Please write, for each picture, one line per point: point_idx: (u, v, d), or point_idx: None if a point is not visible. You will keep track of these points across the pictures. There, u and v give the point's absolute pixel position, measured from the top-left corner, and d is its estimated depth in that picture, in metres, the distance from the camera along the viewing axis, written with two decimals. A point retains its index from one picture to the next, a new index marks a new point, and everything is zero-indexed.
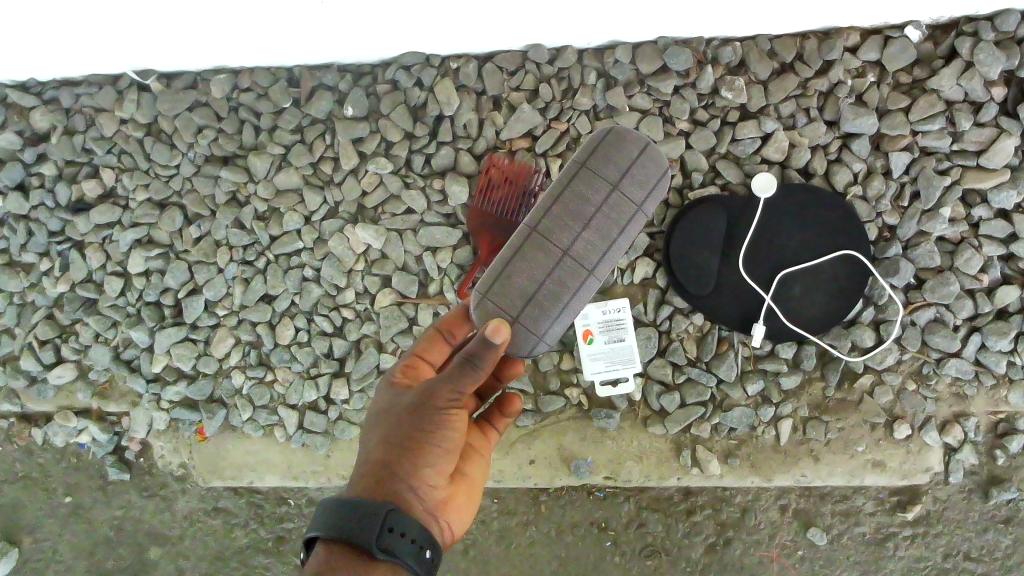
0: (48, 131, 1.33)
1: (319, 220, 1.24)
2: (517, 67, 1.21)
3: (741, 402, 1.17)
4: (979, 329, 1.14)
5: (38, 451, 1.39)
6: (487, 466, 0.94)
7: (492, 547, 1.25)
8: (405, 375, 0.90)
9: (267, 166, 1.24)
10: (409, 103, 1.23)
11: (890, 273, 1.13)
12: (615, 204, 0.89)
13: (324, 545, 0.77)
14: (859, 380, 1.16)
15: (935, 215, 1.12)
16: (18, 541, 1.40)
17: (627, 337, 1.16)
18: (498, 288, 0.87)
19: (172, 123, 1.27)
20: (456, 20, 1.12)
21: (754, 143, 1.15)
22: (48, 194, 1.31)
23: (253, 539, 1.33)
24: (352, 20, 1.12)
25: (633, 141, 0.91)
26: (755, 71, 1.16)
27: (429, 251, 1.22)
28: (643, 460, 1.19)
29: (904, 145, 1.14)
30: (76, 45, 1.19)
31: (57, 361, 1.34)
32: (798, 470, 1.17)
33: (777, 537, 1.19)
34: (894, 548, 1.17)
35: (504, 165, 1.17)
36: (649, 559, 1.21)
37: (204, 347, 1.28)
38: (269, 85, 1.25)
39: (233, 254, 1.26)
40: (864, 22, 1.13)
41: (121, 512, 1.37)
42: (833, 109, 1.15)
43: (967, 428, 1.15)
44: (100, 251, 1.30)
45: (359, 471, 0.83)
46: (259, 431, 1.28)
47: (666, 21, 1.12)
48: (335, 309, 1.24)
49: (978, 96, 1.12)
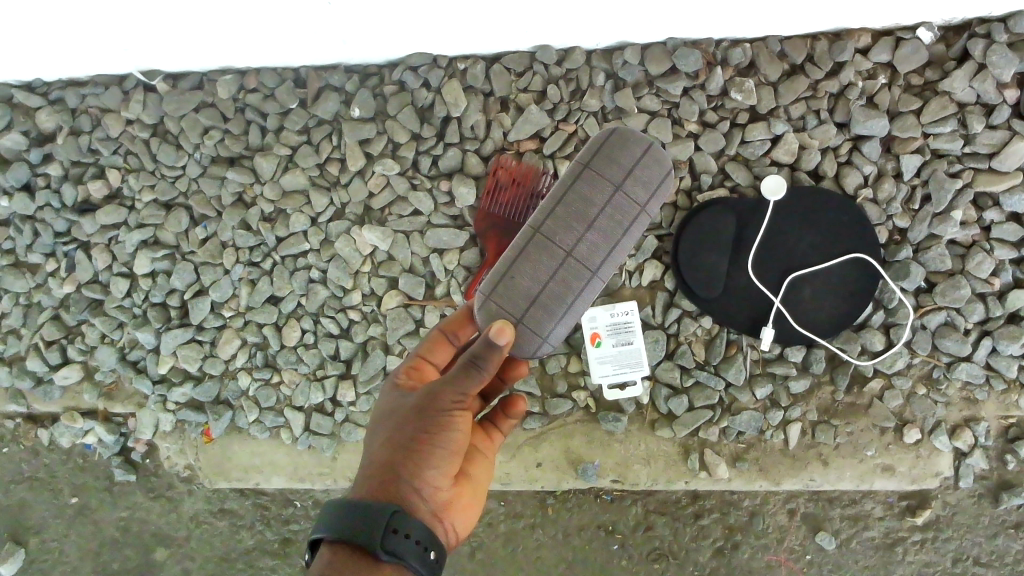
0: (54, 131, 1.32)
1: (325, 221, 1.24)
2: (525, 68, 1.21)
3: (750, 406, 1.16)
4: (990, 333, 1.13)
5: (44, 451, 1.39)
6: (491, 467, 0.93)
7: (498, 550, 1.25)
8: (409, 376, 0.89)
9: (273, 167, 1.23)
10: (417, 104, 1.22)
11: (901, 277, 1.12)
12: (619, 204, 0.89)
13: (329, 547, 0.76)
14: (869, 384, 1.15)
15: (946, 218, 1.11)
16: (25, 542, 1.40)
17: (635, 340, 1.15)
18: (502, 289, 0.87)
19: (179, 123, 1.27)
20: (464, 21, 1.12)
21: (764, 145, 1.15)
22: (54, 195, 1.31)
23: (260, 540, 1.33)
24: (360, 21, 1.11)
25: (638, 141, 0.91)
26: (765, 72, 1.15)
27: (436, 253, 1.21)
28: (651, 464, 1.19)
29: (915, 147, 1.13)
30: (81, 45, 1.18)
31: (64, 361, 1.33)
32: (807, 474, 1.16)
33: (785, 541, 1.20)
34: (903, 553, 1.18)
35: (512, 166, 1.18)
36: (656, 562, 1.21)
37: (211, 349, 1.27)
38: (275, 86, 1.25)
39: (239, 255, 1.25)
40: (876, 23, 1.12)
41: (128, 513, 1.37)
42: (844, 110, 1.14)
43: (977, 433, 1.14)
44: (106, 252, 1.29)
45: (364, 472, 0.83)
46: (266, 432, 1.27)
47: (675, 22, 1.11)
48: (342, 311, 1.23)
49: (990, 98, 1.11)
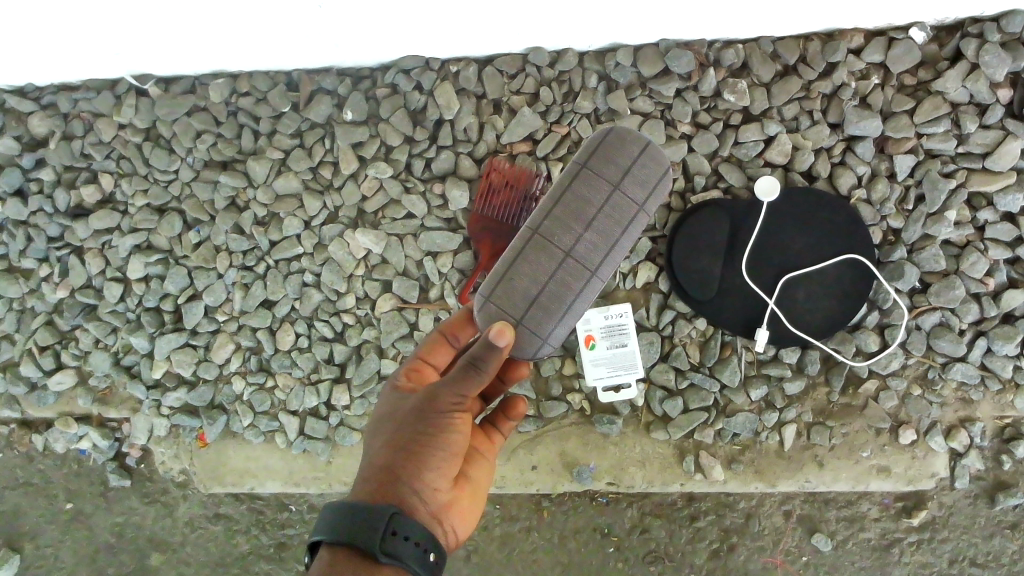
0: (46, 136, 1.32)
1: (319, 224, 1.23)
2: (517, 70, 1.20)
3: (744, 408, 1.16)
4: (985, 334, 1.13)
5: (38, 457, 1.39)
6: (491, 469, 0.93)
7: (494, 553, 1.25)
8: (409, 378, 0.89)
9: (266, 170, 1.23)
10: (409, 107, 1.22)
11: (895, 277, 1.12)
12: (617, 203, 0.88)
13: (328, 549, 0.76)
14: (864, 385, 1.15)
15: (940, 218, 1.11)
16: (19, 548, 1.40)
17: (629, 343, 1.15)
18: (501, 291, 0.86)
19: (171, 127, 1.26)
20: (456, 24, 1.11)
21: (758, 146, 1.15)
22: (47, 199, 1.30)
23: (255, 545, 1.33)
24: (351, 25, 1.11)
25: (635, 139, 0.90)
26: (758, 73, 1.15)
27: (430, 256, 1.21)
28: (646, 466, 1.18)
29: (909, 148, 1.13)
30: (74, 50, 1.18)
31: (57, 367, 1.33)
32: (803, 475, 1.16)
33: (781, 543, 1.19)
34: (899, 554, 1.17)
35: (505, 168, 1.17)
36: (652, 564, 1.21)
37: (204, 353, 1.27)
38: (268, 89, 1.25)
39: (232, 259, 1.25)
40: (869, 23, 1.12)
41: (123, 518, 1.37)
42: (837, 111, 1.14)
43: (973, 433, 1.14)
44: (99, 257, 1.29)
45: (363, 475, 0.82)
46: (260, 437, 1.27)
47: (667, 23, 1.10)
48: (336, 315, 1.23)
49: (983, 98, 1.11)
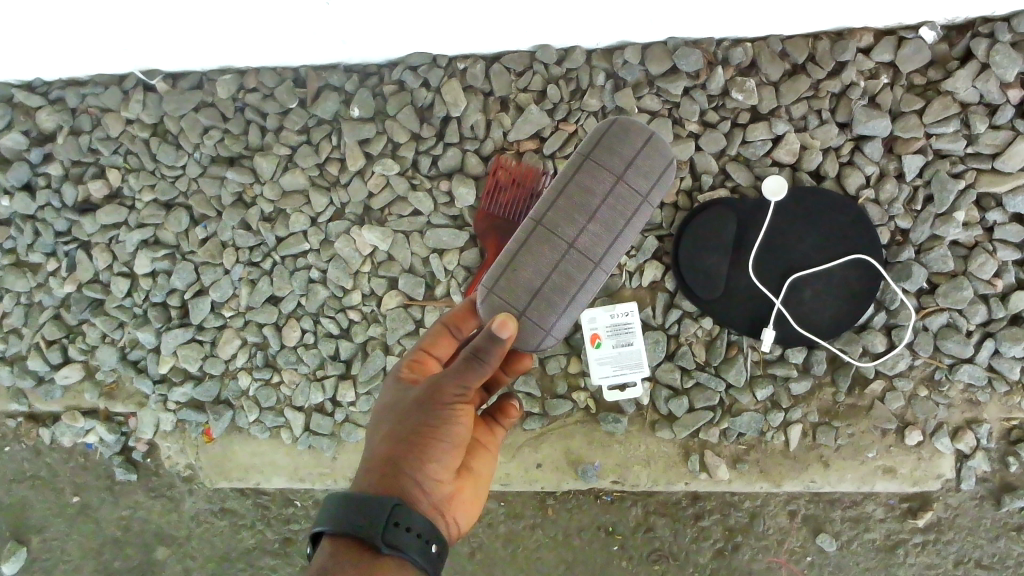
0: (54, 131, 1.32)
1: (325, 221, 1.23)
2: (525, 68, 1.20)
3: (750, 408, 1.15)
4: (993, 335, 1.13)
5: (45, 451, 1.39)
6: (494, 461, 0.92)
7: (497, 550, 1.25)
8: (411, 370, 0.88)
9: (273, 166, 1.23)
10: (417, 104, 1.22)
11: (902, 278, 1.12)
12: (620, 195, 0.88)
13: (332, 541, 0.76)
14: (870, 386, 1.15)
15: (949, 219, 1.11)
16: (26, 541, 1.40)
17: (635, 342, 1.15)
18: (505, 282, 0.86)
19: (178, 123, 1.27)
20: (465, 21, 1.11)
21: (764, 145, 1.14)
22: (54, 194, 1.31)
23: (259, 539, 1.34)
24: (359, 21, 1.11)
25: (638, 131, 0.90)
26: (767, 72, 1.15)
27: (436, 253, 1.21)
28: (651, 465, 1.18)
29: (917, 148, 1.12)
30: (82, 45, 1.18)
31: (65, 361, 1.33)
32: (809, 475, 1.16)
33: (785, 543, 1.19)
34: (904, 555, 1.17)
35: (512, 167, 1.17)
36: (656, 563, 1.21)
37: (211, 348, 1.27)
38: (275, 86, 1.25)
39: (239, 256, 1.25)
40: (878, 22, 1.11)
41: (130, 512, 1.37)
42: (846, 110, 1.13)
43: (978, 435, 1.14)
44: (107, 252, 1.29)
45: (366, 466, 0.82)
46: (266, 432, 1.27)
47: (675, 21, 1.10)
48: (342, 311, 1.23)
49: (993, 98, 1.10)
